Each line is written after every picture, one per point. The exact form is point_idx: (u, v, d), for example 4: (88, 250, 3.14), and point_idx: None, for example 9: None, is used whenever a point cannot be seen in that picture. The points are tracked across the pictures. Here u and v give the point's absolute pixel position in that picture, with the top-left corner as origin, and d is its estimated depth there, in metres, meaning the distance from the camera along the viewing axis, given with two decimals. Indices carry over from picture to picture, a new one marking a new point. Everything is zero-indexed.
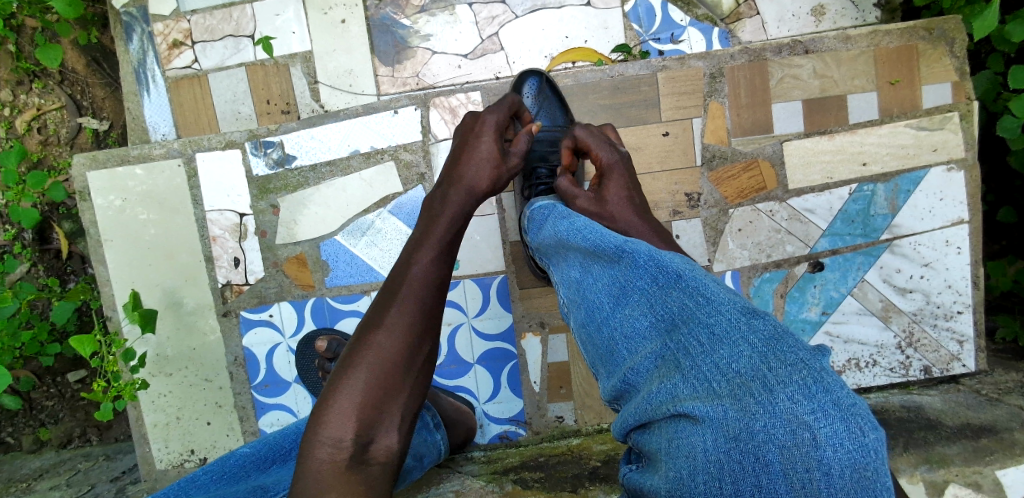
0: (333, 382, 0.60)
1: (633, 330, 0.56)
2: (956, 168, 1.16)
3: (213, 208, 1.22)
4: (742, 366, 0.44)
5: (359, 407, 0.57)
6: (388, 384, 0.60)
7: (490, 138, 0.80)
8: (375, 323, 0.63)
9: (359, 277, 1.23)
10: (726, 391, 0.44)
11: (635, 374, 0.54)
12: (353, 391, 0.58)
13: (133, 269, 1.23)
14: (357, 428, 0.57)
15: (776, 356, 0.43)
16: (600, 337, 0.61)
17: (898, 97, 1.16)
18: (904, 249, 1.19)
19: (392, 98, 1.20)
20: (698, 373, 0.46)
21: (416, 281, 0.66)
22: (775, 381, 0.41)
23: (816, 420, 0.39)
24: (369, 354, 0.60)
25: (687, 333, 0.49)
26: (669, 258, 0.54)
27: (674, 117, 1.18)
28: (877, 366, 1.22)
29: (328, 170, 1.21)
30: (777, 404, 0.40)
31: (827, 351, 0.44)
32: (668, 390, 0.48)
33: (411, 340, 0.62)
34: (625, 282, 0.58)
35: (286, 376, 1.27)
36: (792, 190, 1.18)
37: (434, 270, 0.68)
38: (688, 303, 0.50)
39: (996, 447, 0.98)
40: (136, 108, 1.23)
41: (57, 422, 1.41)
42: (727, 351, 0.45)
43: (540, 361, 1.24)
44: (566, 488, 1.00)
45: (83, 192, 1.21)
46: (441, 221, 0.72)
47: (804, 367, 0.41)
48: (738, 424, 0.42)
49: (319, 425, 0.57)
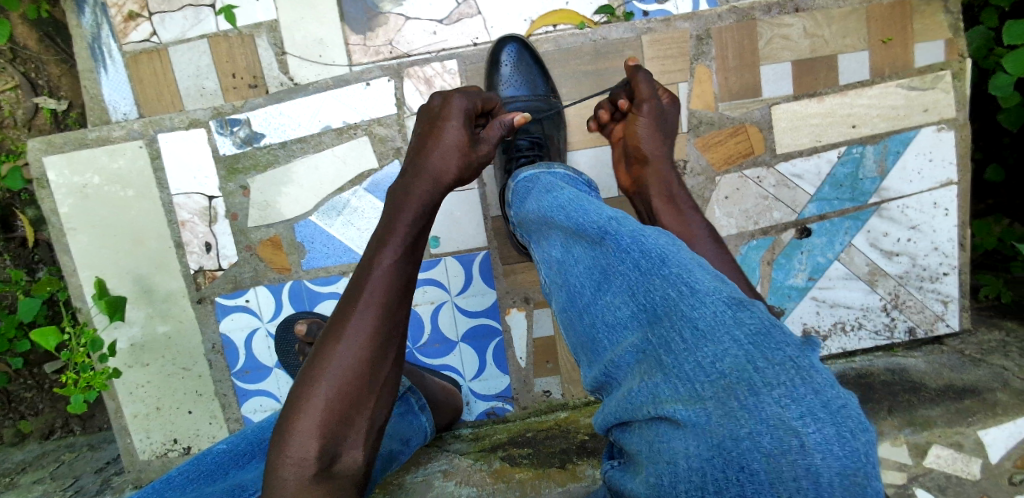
0: (298, 396, 0.58)
1: (614, 320, 0.54)
2: (946, 128, 1.14)
3: (180, 191, 1.17)
4: (725, 366, 0.42)
5: (325, 423, 0.57)
6: (350, 400, 0.59)
7: (458, 121, 0.74)
8: (338, 332, 0.60)
9: (337, 258, 1.19)
10: (708, 393, 0.42)
11: (617, 367, 0.53)
12: (315, 408, 0.57)
13: (100, 258, 1.18)
14: (321, 446, 0.56)
15: (763, 355, 0.41)
16: (582, 324, 0.59)
17: (889, 56, 1.12)
18: (892, 212, 1.17)
19: (364, 69, 1.14)
20: (680, 372, 0.45)
21: (379, 281, 0.62)
22: (760, 382, 0.40)
23: (804, 425, 0.37)
24: (330, 369, 0.58)
25: (669, 327, 0.47)
26: (655, 246, 0.53)
27: (659, 83, 1.13)
28: (862, 330, 1.22)
29: (300, 147, 1.16)
30: (761, 407, 0.39)
31: (814, 343, 0.43)
32: (650, 390, 0.47)
33: (375, 349, 0.61)
34: (608, 267, 0.56)
35: (267, 360, 1.24)
36: (780, 155, 1.15)
37: (401, 270, 0.64)
38: (671, 294, 0.48)
39: (977, 408, 1.01)
40: (93, 87, 1.13)
41: (38, 414, 1.37)
42: (711, 348, 0.44)
43: (525, 336, 1.22)
44: (554, 464, 1.00)
45: (41, 178, 1.15)
46: (406, 212, 0.68)
47: (793, 367, 0.40)
48: (721, 429, 0.40)
49: (284, 442, 0.56)
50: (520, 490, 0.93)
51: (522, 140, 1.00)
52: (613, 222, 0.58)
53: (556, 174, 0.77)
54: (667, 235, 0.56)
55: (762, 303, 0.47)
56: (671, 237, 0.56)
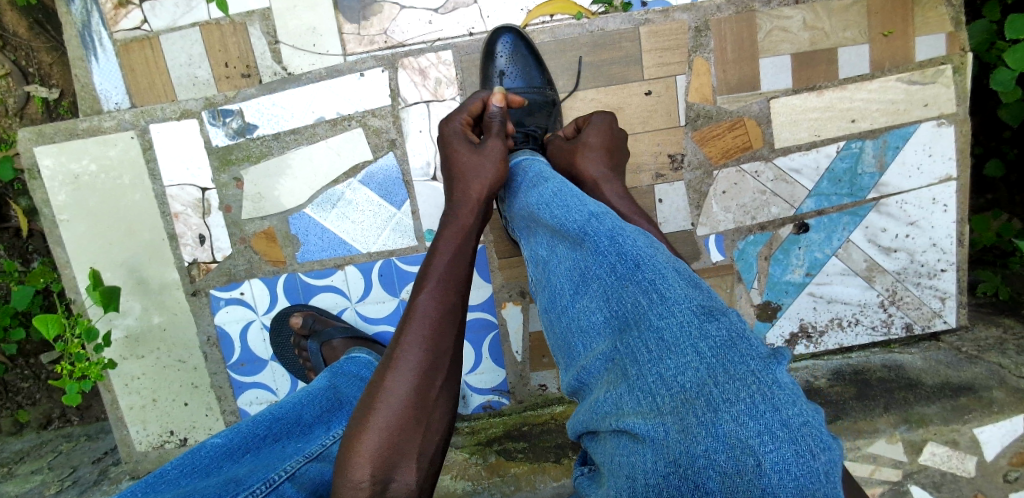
0: (353, 429, 0.63)
1: (588, 323, 0.55)
2: (946, 123, 1.13)
3: (173, 183, 1.16)
4: (687, 381, 0.44)
5: (381, 445, 0.60)
6: (406, 424, 0.63)
7: (461, 143, 0.86)
8: (387, 368, 0.66)
9: (331, 251, 1.18)
10: (668, 408, 0.44)
11: (587, 373, 0.54)
12: (374, 433, 0.61)
13: (92, 249, 1.17)
14: (374, 470, 0.59)
15: (725, 370, 0.44)
16: (558, 326, 0.60)
17: (889, 50, 1.11)
18: (891, 208, 1.16)
19: (358, 59, 1.12)
20: (643, 385, 0.46)
21: (425, 313, 0.69)
22: (721, 399, 0.42)
23: (762, 445, 0.40)
24: (388, 394, 0.64)
25: (636, 337, 0.49)
26: (630, 248, 0.54)
27: (657, 75, 1.12)
28: (859, 325, 1.21)
29: (293, 138, 1.14)
30: (720, 425, 0.41)
31: (781, 357, 0.46)
32: (615, 400, 0.48)
33: (424, 376, 0.66)
34: (585, 268, 0.57)
35: (262, 352, 1.23)
36: (779, 149, 1.14)
37: (440, 301, 0.71)
38: (641, 301, 0.50)
39: (974, 406, 1.02)
40: (84, 75, 1.12)
41: (36, 403, 1.35)
42: (675, 362, 0.46)
43: (522, 330, 1.20)
44: (550, 458, 1.07)
45: (32, 169, 1.14)
46: (442, 249, 0.76)
47: (755, 383, 0.43)
48: (678, 446, 0.42)
49: (345, 466, 0.60)
50: (516, 485, 1.03)
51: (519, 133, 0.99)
52: (591, 220, 0.59)
53: (541, 167, 0.78)
54: (645, 236, 0.58)
55: (734, 312, 0.49)
56: (648, 237, 0.58)
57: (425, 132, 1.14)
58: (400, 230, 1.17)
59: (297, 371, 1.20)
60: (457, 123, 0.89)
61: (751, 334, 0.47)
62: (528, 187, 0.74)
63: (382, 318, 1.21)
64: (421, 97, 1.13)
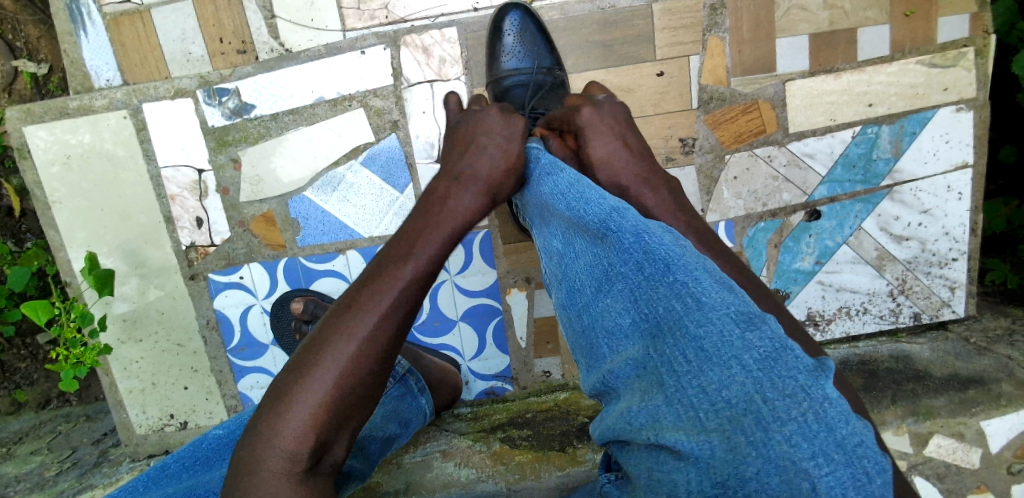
0: (292, 381, 0.55)
1: (616, 326, 0.55)
2: (965, 109, 1.10)
3: (168, 164, 1.12)
4: (732, 396, 0.44)
5: (323, 416, 0.54)
6: (354, 396, 0.56)
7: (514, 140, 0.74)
8: (339, 330, 0.57)
9: (333, 235, 1.15)
10: (713, 425, 0.44)
11: (614, 378, 0.54)
12: (319, 399, 0.54)
13: (87, 232, 1.14)
14: (313, 442, 0.54)
15: (772, 385, 0.44)
16: (581, 324, 0.60)
17: (911, 31, 1.07)
18: (904, 195, 1.14)
19: (358, 35, 1.07)
20: (683, 398, 0.46)
21: (408, 278, 0.60)
22: (771, 417, 0.42)
23: (817, 467, 0.40)
24: (344, 359, 0.55)
25: (672, 343, 0.49)
26: (660, 246, 0.54)
27: (670, 55, 1.08)
28: (867, 314, 1.20)
29: (292, 118, 1.11)
30: (772, 446, 0.41)
31: (828, 372, 0.45)
32: (650, 412, 0.48)
33: (386, 349, 0.58)
34: (609, 266, 0.57)
35: (262, 338, 1.22)
36: (793, 134, 1.11)
37: (422, 272, 0.62)
38: (677, 306, 0.50)
39: (981, 399, 1.02)
40: (73, 50, 1.07)
41: (34, 384, 1.33)
42: (718, 375, 0.46)
43: (525, 316, 1.18)
44: (554, 446, 1.07)
45: (22, 148, 1.10)
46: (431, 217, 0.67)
47: (805, 400, 0.43)
48: (726, 467, 0.42)
49: (277, 428, 0.53)
50: (520, 473, 1.01)
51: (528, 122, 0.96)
52: (616, 214, 0.58)
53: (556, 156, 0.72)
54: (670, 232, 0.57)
55: (772, 319, 0.49)
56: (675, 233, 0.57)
57: (428, 113, 1.10)
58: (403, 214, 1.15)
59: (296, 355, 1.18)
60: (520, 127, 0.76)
61: (792, 345, 0.47)
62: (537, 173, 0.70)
63: None
64: (424, 76, 1.08)
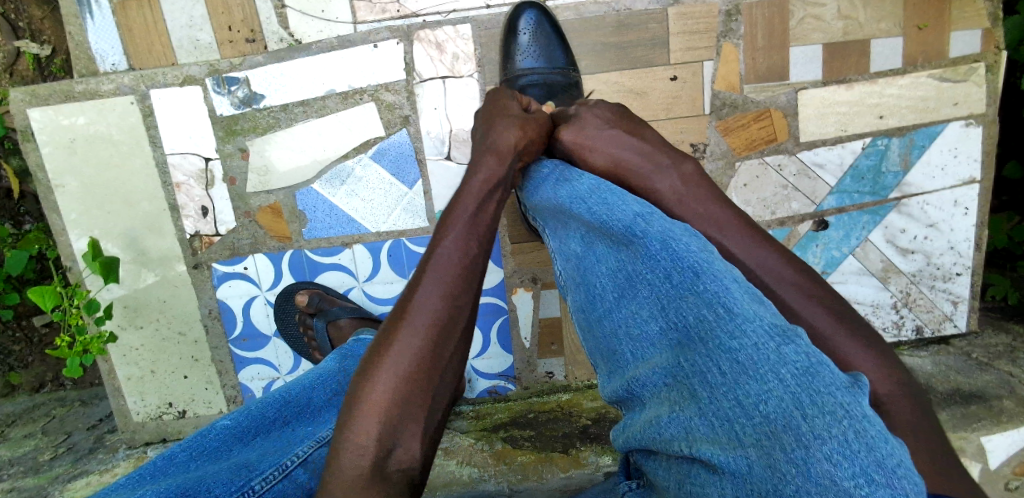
0: (359, 378, 0.58)
1: (642, 334, 0.57)
2: (975, 124, 1.10)
3: (174, 152, 1.11)
4: (771, 411, 0.44)
5: (389, 404, 0.55)
6: (419, 382, 0.57)
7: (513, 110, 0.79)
8: (398, 322, 0.60)
9: (339, 229, 1.15)
10: (750, 441, 0.44)
11: (641, 385, 0.56)
12: (381, 387, 0.56)
13: (89, 218, 1.13)
14: (383, 431, 0.55)
15: (812, 401, 0.43)
16: (602, 331, 0.62)
17: (924, 45, 1.07)
18: (911, 208, 1.14)
19: (371, 29, 1.06)
20: (716, 410, 0.47)
21: (446, 260, 0.63)
22: (811, 434, 0.41)
23: (857, 488, 0.38)
24: (400, 344, 0.58)
25: (704, 353, 0.50)
26: (689, 255, 0.54)
27: (683, 60, 1.07)
28: (870, 325, 1.20)
29: (301, 110, 1.09)
30: (813, 465, 0.40)
31: (862, 391, 0.45)
32: (683, 423, 0.50)
33: (438, 328, 0.59)
34: (635, 273, 0.59)
35: (265, 329, 1.21)
36: (803, 143, 1.11)
37: (462, 249, 0.64)
38: (708, 315, 0.50)
39: (983, 414, 1.04)
40: (79, 33, 1.05)
41: (28, 367, 1.31)
42: (755, 387, 0.45)
43: (531, 316, 1.17)
44: (557, 448, 1.08)
45: (25, 131, 1.09)
46: (466, 197, 0.69)
47: (845, 418, 0.41)
48: (764, 484, 0.42)
49: (348, 422, 0.55)
50: (522, 474, 1.03)
51: None
52: (640, 219, 0.59)
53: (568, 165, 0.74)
54: (698, 239, 0.57)
55: (804, 332, 0.49)
56: (704, 241, 0.57)
57: (439, 109, 1.09)
58: (411, 210, 1.14)
59: (299, 349, 1.18)
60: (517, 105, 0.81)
61: (829, 361, 0.46)
62: (554, 182, 0.71)
63: (389, 299, 1.19)
64: (437, 72, 1.08)
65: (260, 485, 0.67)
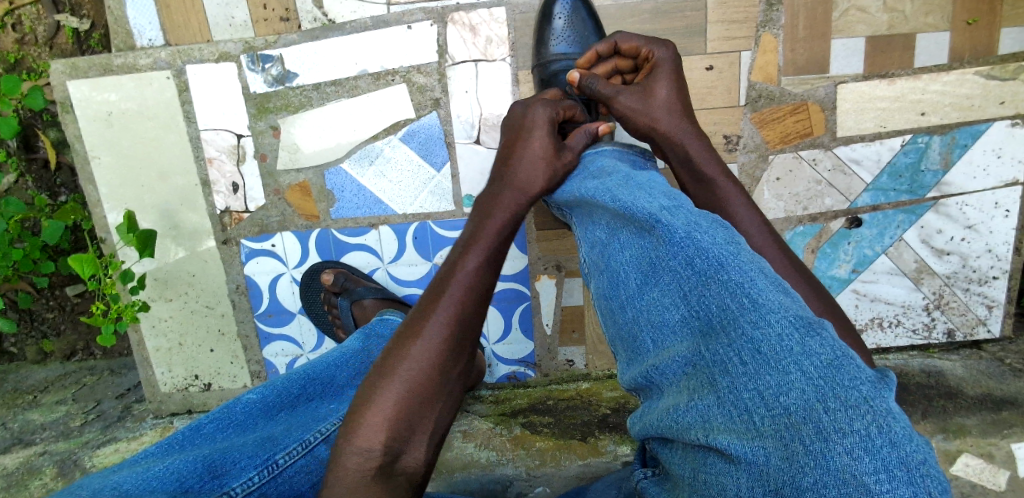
0: (369, 387, 0.63)
1: (663, 321, 0.56)
2: (1021, 124, 1.06)
3: (208, 127, 1.12)
4: (792, 403, 0.43)
5: (395, 414, 0.61)
6: (424, 395, 0.63)
7: (544, 131, 0.79)
8: (410, 336, 0.65)
9: (366, 209, 1.15)
10: (768, 430, 0.44)
11: (659, 373, 0.55)
12: (389, 398, 0.61)
13: (124, 191, 1.15)
14: (388, 439, 0.60)
15: (835, 395, 0.42)
16: (623, 317, 0.61)
17: (972, 40, 1.04)
18: (950, 209, 1.11)
19: (405, 10, 1.06)
20: (736, 400, 0.46)
21: (460, 283, 0.68)
22: (832, 428, 0.41)
23: (877, 483, 0.39)
24: (409, 360, 0.63)
25: (724, 343, 0.48)
26: (713, 245, 0.53)
27: (720, 49, 1.05)
28: (900, 326, 1.18)
29: (333, 89, 1.10)
30: (833, 458, 0.40)
31: (890, 387, 0.44)
32: (701, 412, 0.49)
33: (450, 347, 0.65)
34: (657, 259, 0.57)
35: (290, 306, 1.22)
36: (840, 138, 1.09)
37: (481, 275, 0.70)
38: (730, 304, 0.49)
39: (1014, 421, 1.03)
40: (119, 7, 1.07)
41: (60, 335, 1.34)
42: (776, 379, 0.45)
43: (553, 303, 1.17)
44: (575, 436, 1.08)
45: (65, 103, 1.11)
46: (492, 222, 0.73)
47: (869, 412, 0.41)
48: (780, 475, 0.42)
49: (354, 428, 0.60)
50: (540, 459, 1.04)
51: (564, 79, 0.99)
52: (664, 208, 0.58)
53: (603, 163, 0.74)
54: (723, 227, 0.56)
55: (830, 323, 0.47)
56: (728, 229, 0.56)
57: (471, 92, 1.09)
58: (438, 193, 1.14)
59: (323, 326, 1.21)
60: (543, 112, 0.81)
61: (853, 353, 0.45)
62: (587, 179, 0.72)
63: (413, 281, 1.19)
64: (469, 55, 1.07)
65: (284, 459, 0.69)
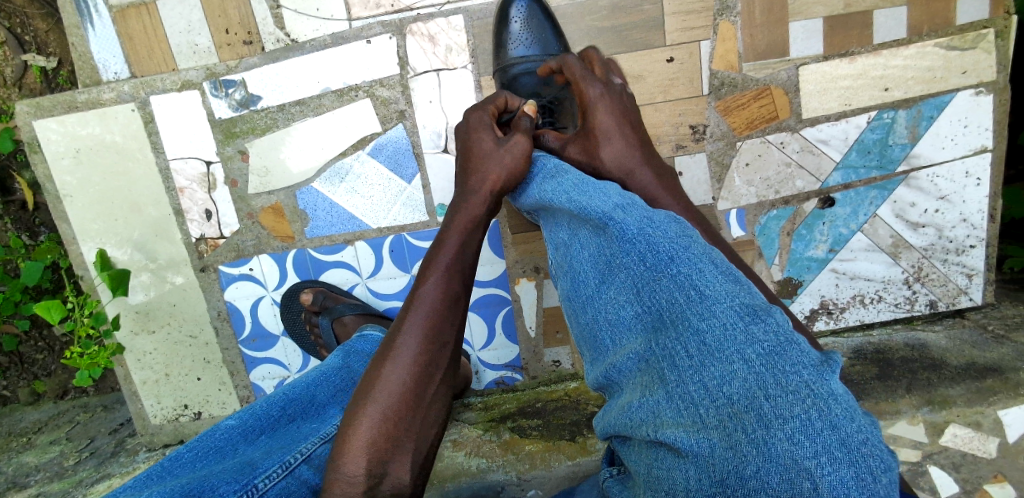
0: (349, 415, 0.64)
1: (618, 318, 0.57)
2: (985, 92, 1.07)
3: (177, 157, 1.12)
4: (734, 392, 0.45)
5: (375, 439, 0.61)
6: (403, 418, 0.63)
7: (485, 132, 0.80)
8: (382, 359, 0.66)
9: (341, 226, 1.15)
10: (713, 424, 0.46)
11: (616, 371, 0.56)
12: (368, 424, 0.62)
13: (98, 226, 1.15)
14: (369, 463, 0.60)
15: (776, 383, 0.44)
16: (584, 317, 0.62)
17: (929, 13, 1.04)
18: (921, 182, 1.11)
19: (364, 24, 1.06)
20: (683, 394, 0.48)
21: (426, 301, 0.69)
22: (772, 415, 0.43)
23: (819, 467, 0.41)
24: (386, 384, 0.64)
25: (675, 339, 0.50)
26: (664, 240, 0.54)
27: (680, 40, 1.06)
28: (882, 302, 1.18)
29: (298, 109, 1.10)
30: (773, 445, 0.42)
31: (834, 368, 0.45)
32: (652, 408, 0.50)
33: (422, 367, 0.66)
34: (612, 256, 0.57)
35: (273, 328, 1.22)
36: (806, 119, 1.09)
37: (445, 289, 0.70)
38: (678, 297, 0.50)
39: (998, 388, 1.02)
40: (81, 43, 1.07)
41: (51, 375, 1.34)
42: (718, 370, 0.47)
43: (535, 306, 1.17)
44: (564, 436, 1.08)
45: (32, 143, 1.11)
46: (449, 239, 0.74)
47: (809, 396, 0.42)
48: (724, 465, 0.44)
49: (338, 457, 0.61)
50: (529, 462, 1.04)
51: (524, 76, 0.98)
52: (620, 207, 0.58)
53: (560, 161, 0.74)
54: (678, 222, 0.56)
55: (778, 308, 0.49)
56: (682, 222, 0.56)
57: (435, 102, 1.09)
58: (410, 205, 1.14)
59: (306, 345, 1.20)
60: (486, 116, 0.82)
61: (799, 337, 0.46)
62: (547, 182, 0.70)
63: (393, 294, 1.20)
64: (431, 65, 1.07)
65: (263, 483, 0.68)
